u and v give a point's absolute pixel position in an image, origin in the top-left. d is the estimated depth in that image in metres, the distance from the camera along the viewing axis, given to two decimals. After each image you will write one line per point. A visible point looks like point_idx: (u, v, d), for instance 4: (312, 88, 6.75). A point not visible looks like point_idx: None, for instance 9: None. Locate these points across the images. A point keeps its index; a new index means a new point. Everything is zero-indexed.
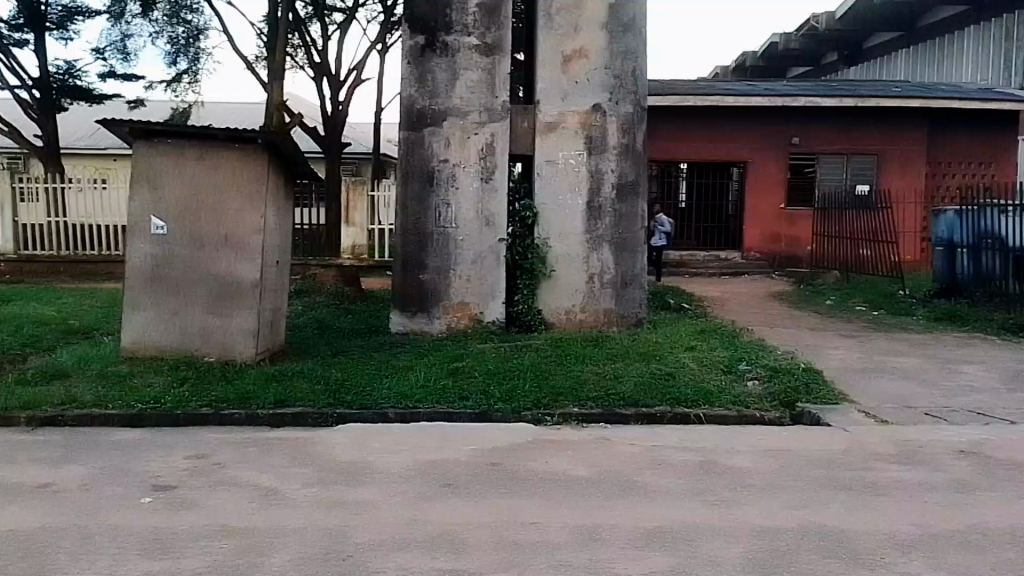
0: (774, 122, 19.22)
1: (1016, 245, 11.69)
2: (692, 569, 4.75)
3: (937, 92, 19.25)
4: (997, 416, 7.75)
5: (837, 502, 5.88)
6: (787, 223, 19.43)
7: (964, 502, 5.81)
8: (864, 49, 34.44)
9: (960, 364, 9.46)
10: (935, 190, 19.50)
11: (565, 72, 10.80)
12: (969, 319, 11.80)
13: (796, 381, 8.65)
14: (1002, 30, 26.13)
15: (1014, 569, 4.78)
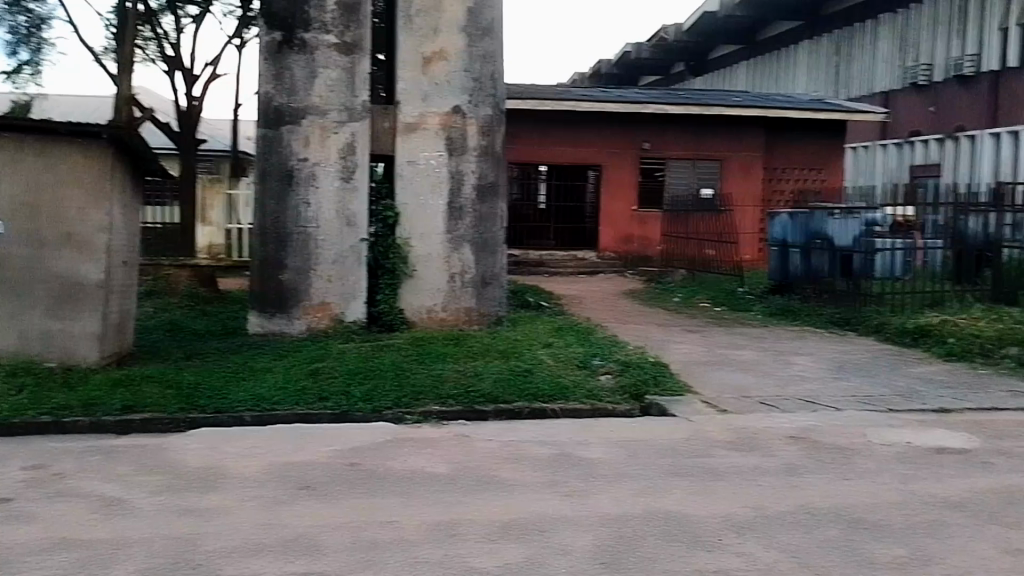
0: (629, 127, 20.07)
1: (842, 244, 12.61)
2: (545, 559, 5.02)
3: (775, 103, 20.64)
4: (822, 403, 8.50)
5: (678, 489, 6.32)
6: (640, 224, 20.30)
7: (790, 484, 6.39)
8: (710, 60, 36.47)
9: (792, 356, 10.28)
10: (773, 193, 20.87)
11: (424, 73, 10.91)
12: (801, 314, 12.87)
13: (644, 374, 9.15)
14: (831, 46, 28.26)
15: (831, 545, 5.32)
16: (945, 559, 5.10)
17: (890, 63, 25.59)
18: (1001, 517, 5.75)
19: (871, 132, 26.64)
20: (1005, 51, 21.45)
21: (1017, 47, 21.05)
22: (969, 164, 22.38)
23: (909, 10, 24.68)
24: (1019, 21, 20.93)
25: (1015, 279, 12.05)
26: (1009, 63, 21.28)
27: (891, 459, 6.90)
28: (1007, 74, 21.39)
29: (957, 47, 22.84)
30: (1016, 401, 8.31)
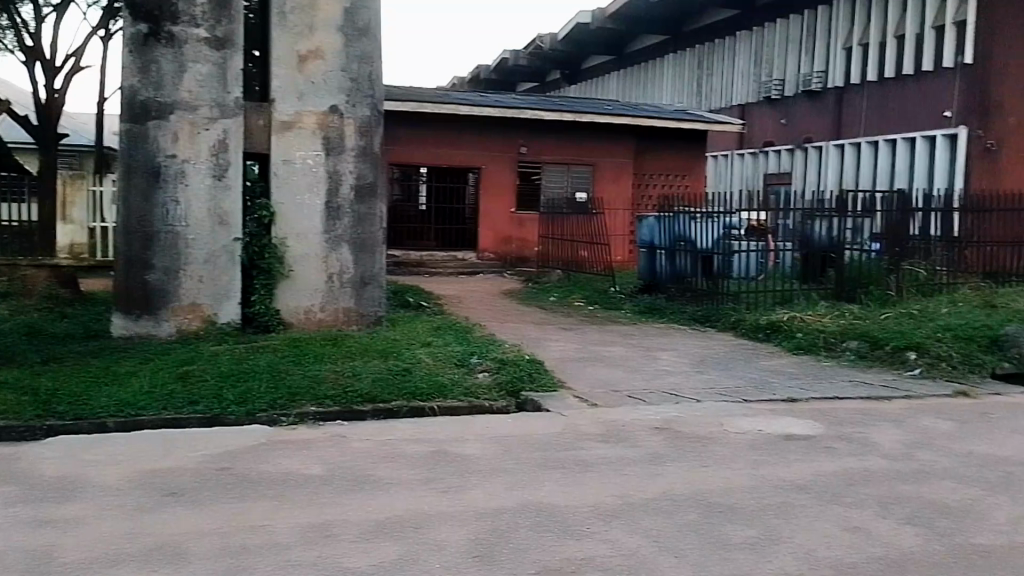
0: (507, 130, 20.41)
1: (703, 247, 13.37)
2: (419, 555, 5.15)
3: (642, 111, 21.48)
4: (685, 395, 9.01)
5: (549, 481, 6.59)
6: (518, 225, 20.66)
7: (653, 473, 6.78)
8: (584, 69, 37.69)
9: (658, 352, 10.83)
10: (641, 198, 21.74)
11: (300, 72, 10.80)
12: (667, 312, 13.52)
13: (520, 371, 9.42)
14: (695, 59, 29.61)
15: (689, 529, 5.70)
16: (791, 538, 5.54)
17: (746, 77, 27.10)
18: (841, 497, 6.30)
19: (730, 140, 28.08)
20: (848, 69, 22.91)
21: (858, 65, 22.51)
22: (818, 173, 24.06)
23: (765, 27, 26.12)
24: (861, 41, 22.39)
25: (854, 279, 12.96)
26: (850, 80, 22.76)
27: (745, 447, 7.43)
28: (849, 90, 22.87)
29: (806, 64, 24.38)
30: (854, 390, 9.07)
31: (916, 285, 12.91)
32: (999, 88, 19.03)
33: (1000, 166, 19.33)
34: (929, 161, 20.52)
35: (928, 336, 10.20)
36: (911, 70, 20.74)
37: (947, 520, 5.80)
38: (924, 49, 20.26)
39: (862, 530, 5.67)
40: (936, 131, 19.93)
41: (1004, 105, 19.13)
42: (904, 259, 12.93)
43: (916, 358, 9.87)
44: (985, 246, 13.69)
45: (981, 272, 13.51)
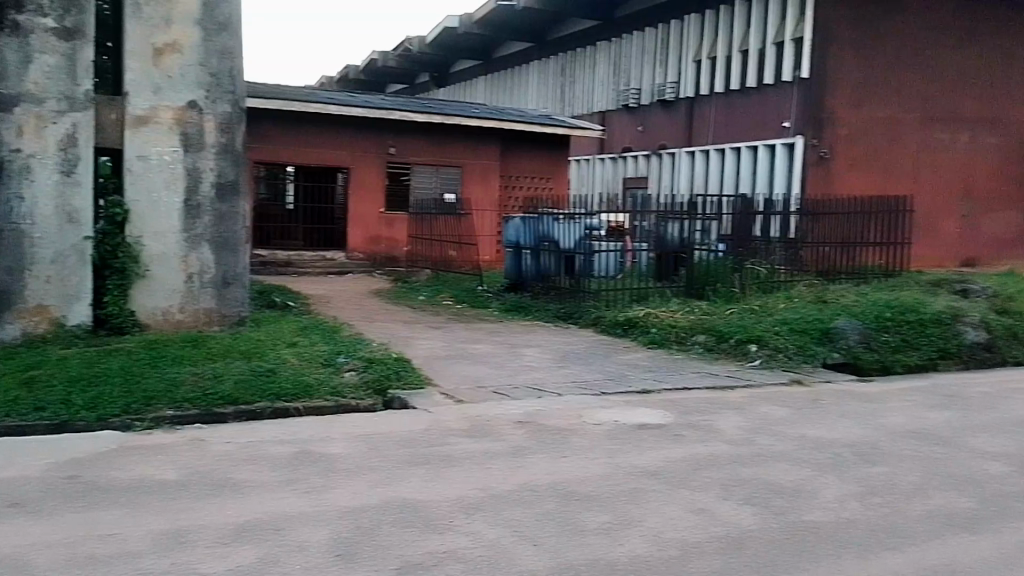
0: (376, 130, 20.36)
1: (566, 247, 13.88)
2: (279, 557, 5.16)
3: (508, 115, 21.92)
4: (547, 389, 9.34)
5: (413, 476, 6.71)
6: (386, 225, 20.63)
7: (516, 465, 7.02)
8: (452, 73, 38.12)
9: (523, 348, 11.17)
10: (508, 199, 22.18)
11: (156, 66, 10.47)
12: (532, 310, 13.94)
13: (388, 370, 9.50)
14: (560, 65, 30.39)
15: (548, 518, 5.94)
16: (640, 522, 5.89)
17: (606, 86, 28.11)
18: (687, 480, 6.74)
19: (592, 146, 28.96)
20: (697, 81, 24.30)
21: (706, 78, 23.91)
22: (670, 177, 25.22)
23: (623, 38, 27.18)
24: (709, 55, 23.82)
25: (703, 278, 13.75)
26: (700, 91, 24.15)
27: (602, 437, 7.81)
28: (702, 100, 24.14)
29: (660, 75, 25.60)
30: (700, 381, 9.70)
31: (757, 284, 13.80)
32: (831, 102, 20.39)
33: (833, 172, 20.65)
34: (770, 168, 21.85)
35: (767, 330, 10.98)
36: (754, 83, 22.26)
37: (781, 499, 6.31)
38: (766, 64, 21.81)
39: (706, 511, 6.10)
40: (776, 141, 21.34)
41: (835, 118, 20.47)
42: (746, 259, 13.88)
43: (756, 350, 10.62)
44: (821, 247, 14.71)
45: (816, 271, 14.58)
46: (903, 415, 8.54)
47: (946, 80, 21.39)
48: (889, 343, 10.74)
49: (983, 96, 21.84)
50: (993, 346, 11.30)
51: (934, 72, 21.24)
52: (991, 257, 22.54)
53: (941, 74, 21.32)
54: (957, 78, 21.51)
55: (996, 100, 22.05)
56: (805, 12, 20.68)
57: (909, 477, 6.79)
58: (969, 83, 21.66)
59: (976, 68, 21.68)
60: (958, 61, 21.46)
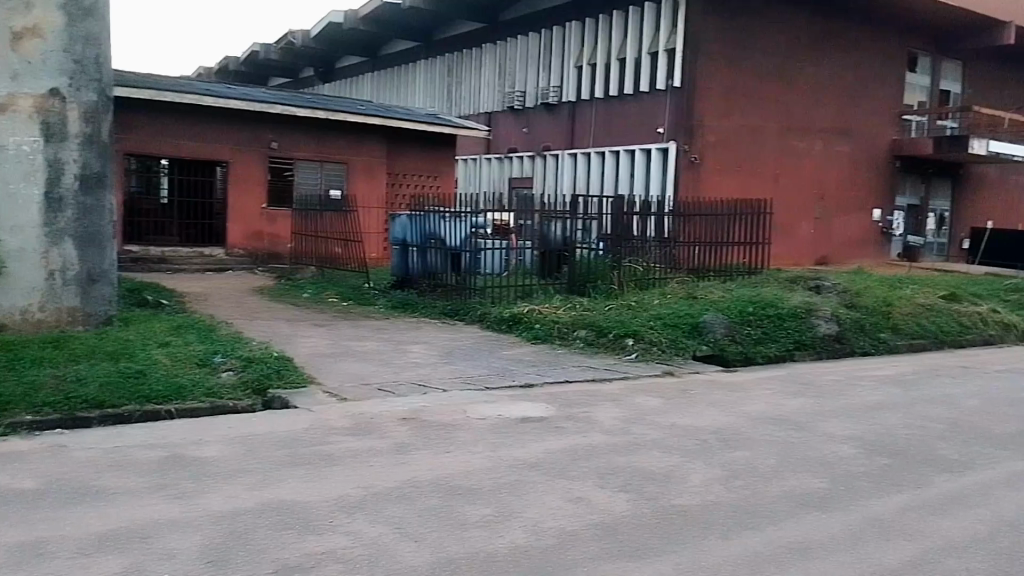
0: (257, 125, 19.85)
1: (452, 244, 13.97)
2: (146, 566, 4.94)
3: (393, 113, 21.78)
4: (433, 385, 9.36)
5: (293, 477, 6.54)
6: (269, 222, 20.17)
7: (398, 461, 6.99)
8: (337, 69, 37.61)
9: (409, 345, 11.15)
10: (394, 197, 22.04)
11: (13, 51, 9.91)
12: (419, 306, 13.98)
13: (267, 369, 9.27)
14: (447, 65, 30.40)
15: (433, 513, 5.87)
16: (520, 513, 5.93)
17: (491, 87, 28.32)
18: (566, 470, 6.88)
19: (478, 145, 29.05)
20: (578, 86, 24.86)
21: (587, 83, 24.50)
22: (553, 178, 25.64)
23: (507, 42, 27.46)
24: (589, 61, 24.42)
25: (583, 275, 14.09)
26: (581, 96, 24.70)
27: (485, 431, 7.88)
28: (583, 103, 24.70)
29: (543, 78, 26.02)
30: (580, 374, 9.95)
31: (634, 280, 14.25)
32: (701, 109, 21.22)
33: (703, 177, 21.48)
34: (646, 171, 22.57)
35: (643, 325, 11.35)
36: (631, 90, 22.96)
37: (653, 485, 6.56)
38: (641, 72, 22.58)
39: (583, 500, 6.24)
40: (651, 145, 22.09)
41: (706, 125, 21.31)
42: (624, 257, 14.29)
43: (633, 344, 10.97)
44: (692, 247, 15.38)
45: (688, 269, 15.23)
46: (766, 403, 9.02)
47: (802, 91, 22.76)
48: (752, 336, 11.35)
49: (833, 108, 23.43)
50: (843, 337, 12.01)
51: (792, 83, 22.53)
52: (842, 257, 24.09)
53: (797, 85, 22.66)
54: (811, 90, 22.94)
55: (844, 111, 23.68)
56: (677, 23, 21.55)
57: (768, 461, 7.20)
58: (820, 94, 23.16)
59: (827, 81, 23.21)
60: (812, 73, 22.90)
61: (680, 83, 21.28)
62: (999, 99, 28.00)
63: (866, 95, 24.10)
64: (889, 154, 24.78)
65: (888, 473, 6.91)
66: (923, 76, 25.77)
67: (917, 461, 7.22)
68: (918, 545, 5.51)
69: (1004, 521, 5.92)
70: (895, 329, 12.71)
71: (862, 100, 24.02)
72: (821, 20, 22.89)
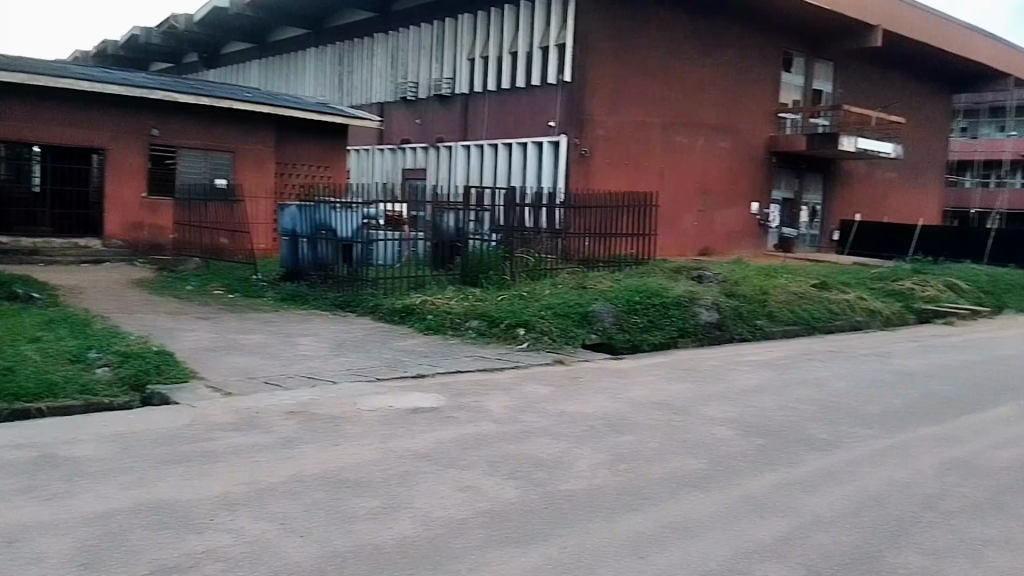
0: (137, 111, 19.02)
1: (344, 236, 13.83)
2: (10, 571, 4.72)
3: (282, 102, 21.30)
4: (321, 378, 9.27)
5: (172, 475, 6.36)
6: (150, 211, 19.40)
7: (284, 455, 6.89)
8: (223, 54, 36.45)
9: (298, 337, 10.98)
10: (283, 186, 21.58)
11: None
12: (309, 298, 13.80)
13: (146, 365, 8.95)
14: (339, 53, 29.88)
15: (320, 507, 5.83)
16: (409, 504, 5.95)
17: (383, 77, 28.04)
18: (456, 460, 6.93)
19: (372, 136, 28.70)
20: (471, 79, 24.92)
21: (480, 75, 24.61)
22: (447, 170, 25.63)
23: (400, 32, 27.22)
24: (482, 54, 24.52)
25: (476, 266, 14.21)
26: (474, 88, 24.76)
27: (374, 423, 7.85)
28: (476, 96, 24.78)
29: (436, 70, 25.95)
30: (471, 363, 10.05)
31: (526, 271, 14.47)
32: (591, 104, 21.66)
33: (592, 170, 21.93)
34: (538, 164, 22.86)
35: (534, 314, 11.55)
36: (523, 83, 23.21)
37: (541, 472, 6.70)
38: (533, 67, 22.86)
39: (472, 488, 6.32)
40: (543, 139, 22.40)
41: (595, 120, 21.78)
42: (517, 248, 14.48)
43: (524, 334, 11.14)
44: (582, 238, 15.72)
45: (578, 260, 15.57)
46: (649, 388, 9.36)
47: (686, 88, 23.55)
48: (638, 324, 11.72)
49: (715, 105, 24.35)
50: (723, 324, 12.56)
51: (676, 80, 23.29)
52: (723, 248, 25.09)
53: (682, 82, 23.43)
54: (695, 87, 23.77)
55: (725, 108, 24.64)
56: (567, 20, 21.91)
57: (651, 444, 7.48)
58: (704, 91, 24.01)
59: (709, 79, 24.09)
60: (695, 71, 23.72)
61: (571, 78, 21.68)
62: (867, 99, 29.74)
63: (746, 95, 25.16)
64: (767, 150, 25.95)
65: (762, 453, 7.30)
66: (797, 77, 27.13)
67: (789, 441, 7.65)
68: (787, 521, 5.85)
69: (866, 496, 6.35)
70: (770, 316, 13.39)
71: (742, 99, 25.08)
72: (703, 21, 23.73)
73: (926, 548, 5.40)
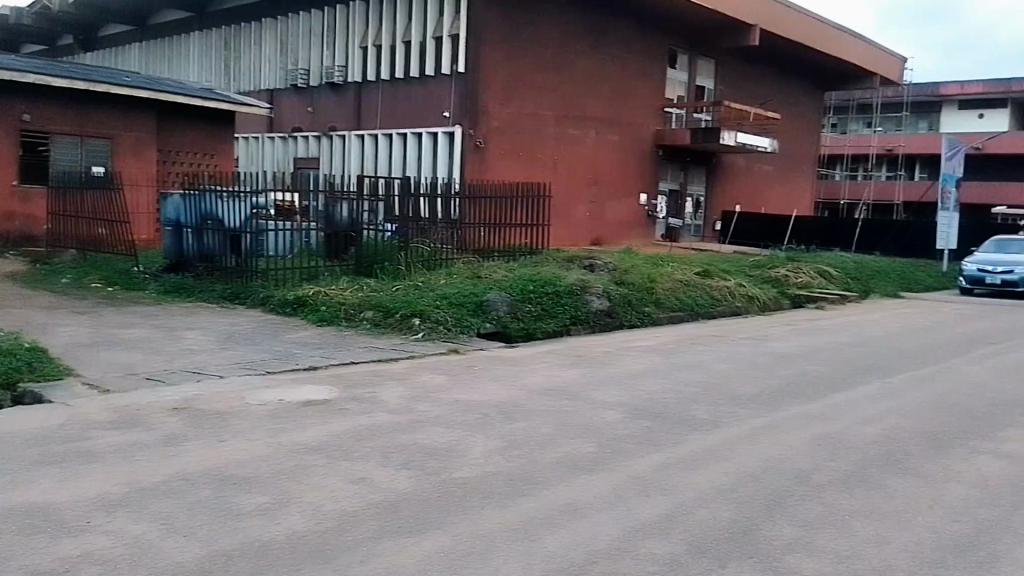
0: (3, 94, 17.91)
1: (231, 225, 13.46)
2: None
3: (165, 86, 20.47)
4: (208, 372, 9.04)
5: (47, 477, 6.10)
6: (21, 201, 18.34)
7: (168, 453, 6.69)
8: (101, 37, 34.73)
9: (183, 331, 10.63)
10: (166, 175, 20.74)
11: None
12: (194, 291, 13.41)
13: (16, 362, 8.51)
14: (225, 38, 28.93)
15: (206, 505, 5.70)
16: (299, 498, 5.90)
17: (272, 64, 27.31)
18: (349, 452, 6.91)
19: (261, 124, 27.93)
20: (364, 67, 24.60)
21: (373, 63, 24.31)
22: (341, 159, 25.23)
23: (289, 18, 26.58)
24: (375, 42, 24.25)
25: (370, 256, 14.09)
26: (367, 77, 24.45)
27: (263, 417, 7.72)
28: (369, 85, 24.49)
29: (328, 57, 25.47)
30: (364, 354, 9.98)
31: (421, 261, 14.45)
32: (485, 95, 21.78)
33: (487, 160, 22.05)
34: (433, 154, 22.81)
35: (429, 304, 11.58)
36: (416, 73, 23.09)
37: (434, 461, 6.76)
38: (426, 56, 22.79)
39: (365, 480, 6.31)
40: (437, 129, 22.35)
41: (489, 110, 21.90)
42: (412, 238, 14.44)
43: (419, 323, 11.15)
44: (477, 229, 15.80)
45: (474, 250, 15.64)
46: (541, 375, 9.54)
47: (578, 80, 23.96)
48: (532, 313, 11.90)
49: (606, 98, 24.89)
50: (613, 311, 12.92)
51: (569, 73, 23.66)
52: (614, 237, 25.70)
53: (574, 75, 23.83)
54: (586, 80, 24.20)
55: (616, 101, 25.23)
56: (460, 10, 21.94)
57: (543, 429, 7.65)
58: (594, 85, 24.51)
59: (600, 73, 24.61)
60: (586, 64, 24.16)
61: (465, 69, 21.73)
62: (748, 94, 31.02)
63: (635, 89, 25.84)
64: (655, 143, 26.73)
65: (648, 434, 7.59)
66: (682, 73, 28.03)
67: (673, 422, 7.97)
68: (671, 499, 6.11)
69: (744, 472, 6.70)
70: (658, 303, 13.85)
71: (631, 92, 25.74)
72: (593, 15, 24.20)
73: (799, 519, 5.74)
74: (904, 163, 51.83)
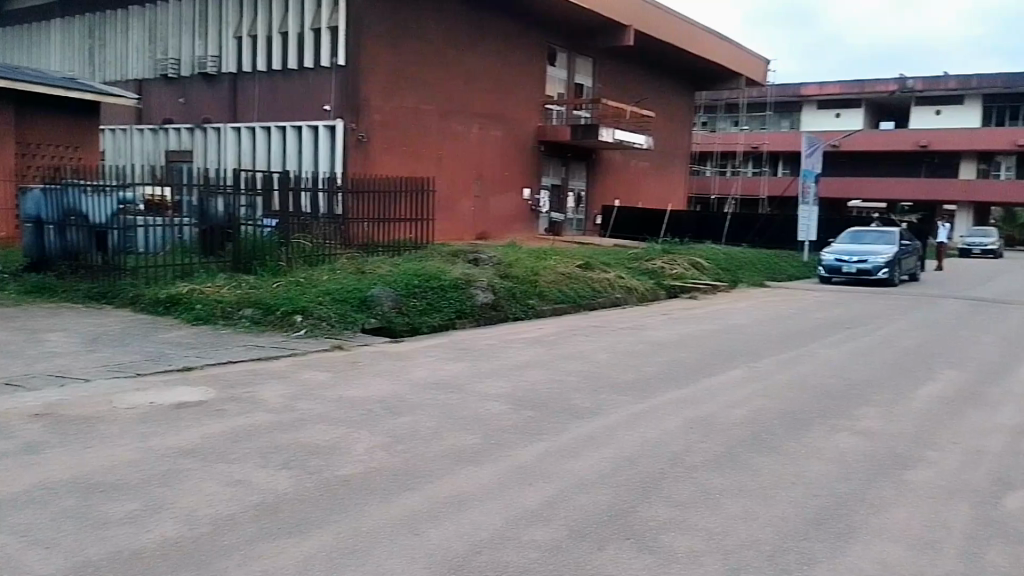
0: None
1: (97, 221, 12.84)
2: None
3: (23, 74, 19.23)
4: (73, 376, 8.60)
5: None
6: None
7: (29, 462, 6.34)
8: None
9: (44, 333, 10.06)
10: (25, 169, 19.50)
11: None
12: (59, 292, 12.73)
13: None
14: (89, 26, 27.47)
15: (72, 515, 5.45)
16: (173, 504, 5.72)
17: (140, 53, 26.09)
18: (226, 454, 6.73)
19: (129, 115, 26.62)
20: (239, 58, 23.84)
21: (249, 54, 23.61)
22: (216, 152, 24.34)
23: (157, 5, 25.44)
24: (250, 33, 23.56)
25: (249, 253, 13.70)
26: (243, 68, 23.73)
27: (133, 421, 7.42)
28: (245, 76, 23.76)
29: (200, 47, 24.55)
30: (243, 353, 9.73)
31: (302, 256, 14.18)
32: (367, 89, 21.51)
33: (370, 154, 21.81)
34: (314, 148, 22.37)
35: (311, 301, 11.40)
36: (295, 65, 22.58)
37: (315, 459, 6.68)
38: (305, 49, 22.33)
39: (243, 482, 6.17)
40: (318, 122, 21.95)
41: (372, 104, 21.66)
42: (293, 234, 14.13)
43: (302, 320, 10.96)
44: (361, 223, 15.62)
45: (358, 245, 15.45)
46: (425, 369, 9.57)
47: (460, 75, 24.02)
48: (417, 306, 11.90)
49: (488, 94, 25.08)
50: (498, 304, 13.08)
51: (452, 67, 23.69)
52: (498, 232, 25.95)
53: (457, 70, 23.88)
54: (468, 75, 24.30)
55: (498, 97, 25.46)
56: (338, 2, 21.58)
57: (427, 422, 7.69)
58: (477, 80, 24.63)
59: (482, 69, 24.77)
60: (469, 59, 24.26)
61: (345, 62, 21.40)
62: (624, 93, 31.97)
63: (517, 85, 26.15)
64: (537, 139, 27.15)
65: (531, 423, 7.77)
66: (562, 70, 28.57)
67: (555, 411, 8.18)
68: (552, 486, 6.27)
69: (622, 456, 6.95)
70: (541, 295, 14.12)
71: (513, 88, 26.03)
72: (474, 11, 24.33)
73: (673, 500, 6.02)
74: (767, 159, 54.91)
